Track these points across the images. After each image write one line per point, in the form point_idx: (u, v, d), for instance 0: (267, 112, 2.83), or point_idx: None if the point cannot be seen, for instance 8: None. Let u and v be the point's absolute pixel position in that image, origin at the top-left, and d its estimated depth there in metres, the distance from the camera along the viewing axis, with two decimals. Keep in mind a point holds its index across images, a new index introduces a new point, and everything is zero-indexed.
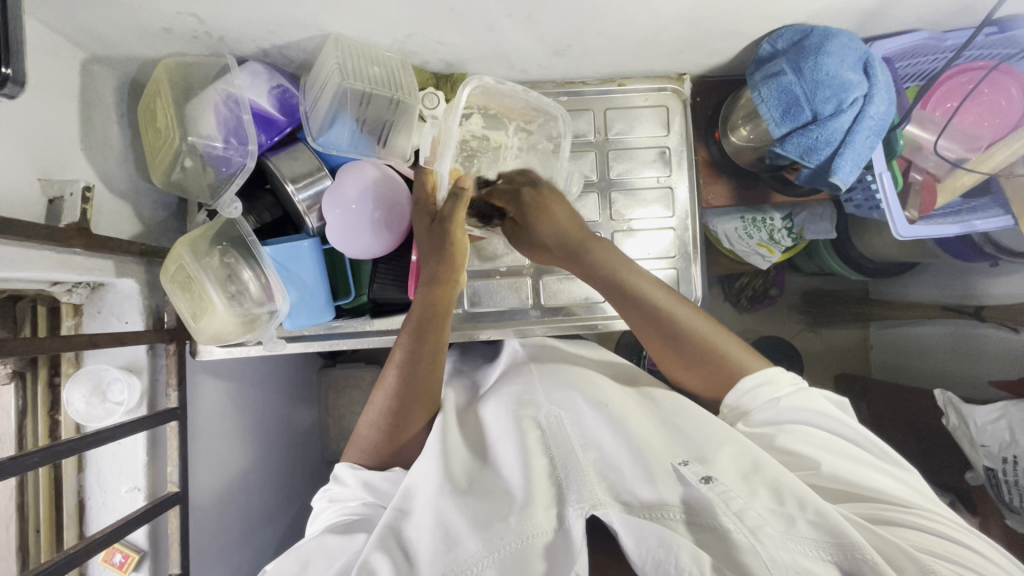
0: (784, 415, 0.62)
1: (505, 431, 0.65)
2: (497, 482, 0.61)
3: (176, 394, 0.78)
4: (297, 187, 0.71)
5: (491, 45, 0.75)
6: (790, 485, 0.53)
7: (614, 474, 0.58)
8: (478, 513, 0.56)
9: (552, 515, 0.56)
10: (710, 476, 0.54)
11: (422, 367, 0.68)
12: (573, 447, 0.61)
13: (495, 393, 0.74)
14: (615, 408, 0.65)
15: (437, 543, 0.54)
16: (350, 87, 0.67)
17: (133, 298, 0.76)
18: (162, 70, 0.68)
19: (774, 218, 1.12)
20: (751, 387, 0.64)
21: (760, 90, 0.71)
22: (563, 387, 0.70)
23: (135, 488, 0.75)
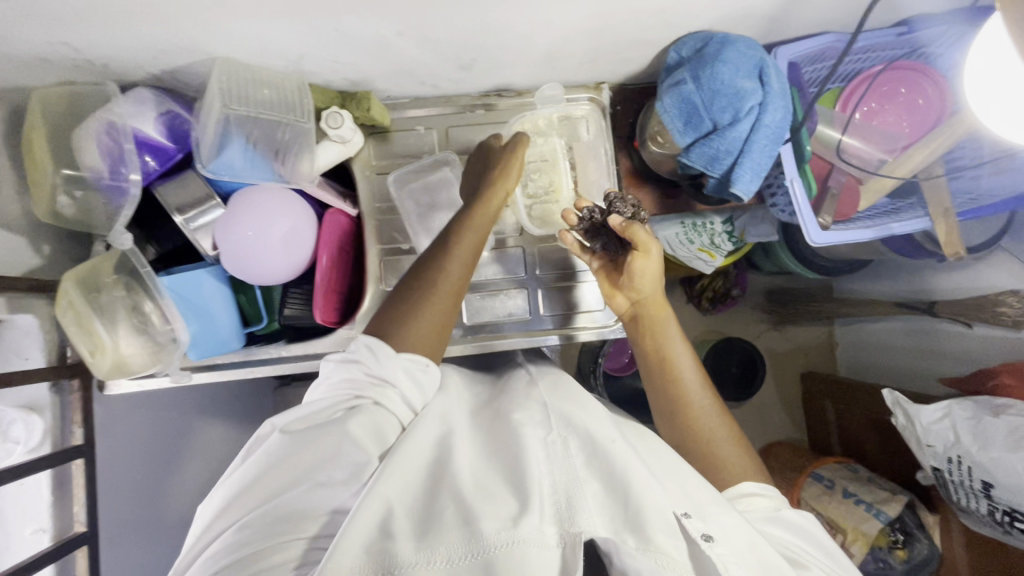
0: (780, 522, 0.61)
1: (517, 437, 0.58)
2: (501, 480, 0.54)
3: (82, 431, 0.77)
4: (186, 218, 0.69)
5: (391, 62, 0.73)
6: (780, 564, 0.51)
7: (621, 499, 0.52)
8: (482, 512, 0.50)
9: (551, 530, 0.50)
10: (711, 536, 0.50)
11: (460, 263, 0.69)
12: (577, 467, 0.55)
13: (513, 400, 0.66)
14: (625, 443, 0.56)
15: (418, 532, 0.49)
16: (231, 111, 0.67)
17: (32, 334, 0.73)
18: (37, 100, 0.65)
19: (714, 223, 1.11)
20: (750, 492, 0.63)
21: (661, 99, 0.69)
22: (575, 396, 0.64)
23: (41, 529, 0.73)
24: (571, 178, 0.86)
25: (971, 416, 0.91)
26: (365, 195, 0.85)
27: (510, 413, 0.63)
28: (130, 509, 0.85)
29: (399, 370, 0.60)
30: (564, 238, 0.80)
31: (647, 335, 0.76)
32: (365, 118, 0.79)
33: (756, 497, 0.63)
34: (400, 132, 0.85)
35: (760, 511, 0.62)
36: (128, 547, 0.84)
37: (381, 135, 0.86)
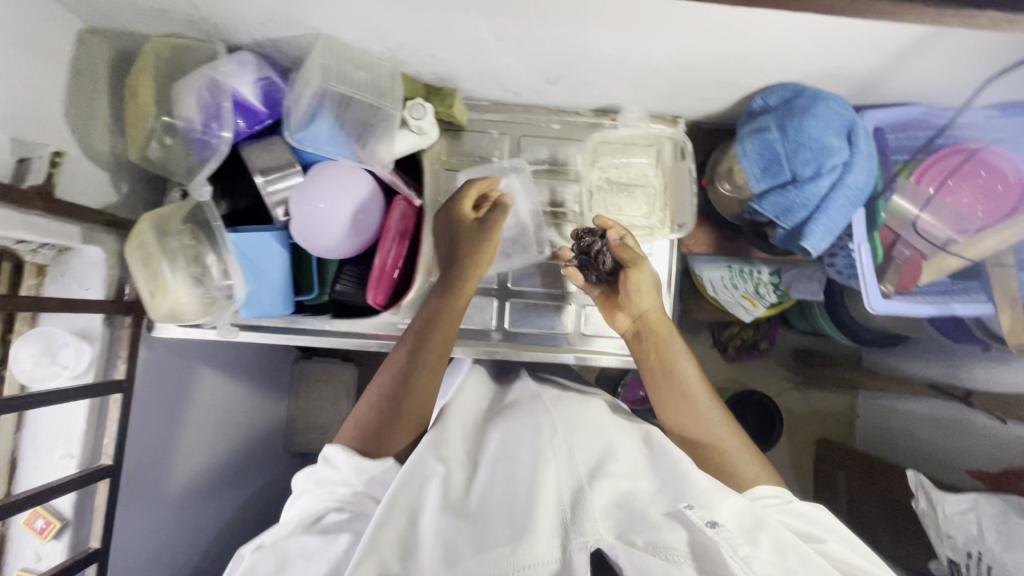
0: (795, 513, 0.61)
1: (518, 453, 0.63)
2: (504, 497, 0.58)
3: (126, 367, 0.79)
4: (266, 179, 0.71)
5: (483, 64, 0.75)
6: (793, 542, 0.53)
7: (623, 511, 0.55)
8: (477, 534, 0.53)
9: (555, 545, 0.54)
10: (716, 522, 0.52)
11: (431, 355, 0.69)
12: (580, 482, 0.58)
13: (504, 416, 0.70)
14: (626, 465, 0.62)
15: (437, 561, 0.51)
16: (330, 87, 0.69)
17: (98, 266, 0.76)
18: (150, 49, 0.68)
19: (762, 272, 1.11)
20: (765, 494, 0.63)
21: (743, 143, 0.70)
22: (577, 424, 0.68)
23: (69, 455, 0.75)
24: (663, 204, 0.87)
25: (998, 512, 0.88)
26: (430, 186, 0.87)
27: (504, 428, 0.67)
28: (154, 452, 0.87)
29: (362, 471, 0.60)
30: (571, 275, 0.79)
31: (652, 352, 0.75)
32: (445, 115, 0.81)
33: (769, 497, 0.63)
34: (474, 133, 0.87)
35: (774, 502, 0.62)
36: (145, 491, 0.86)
37: (456, 132, 0.87)
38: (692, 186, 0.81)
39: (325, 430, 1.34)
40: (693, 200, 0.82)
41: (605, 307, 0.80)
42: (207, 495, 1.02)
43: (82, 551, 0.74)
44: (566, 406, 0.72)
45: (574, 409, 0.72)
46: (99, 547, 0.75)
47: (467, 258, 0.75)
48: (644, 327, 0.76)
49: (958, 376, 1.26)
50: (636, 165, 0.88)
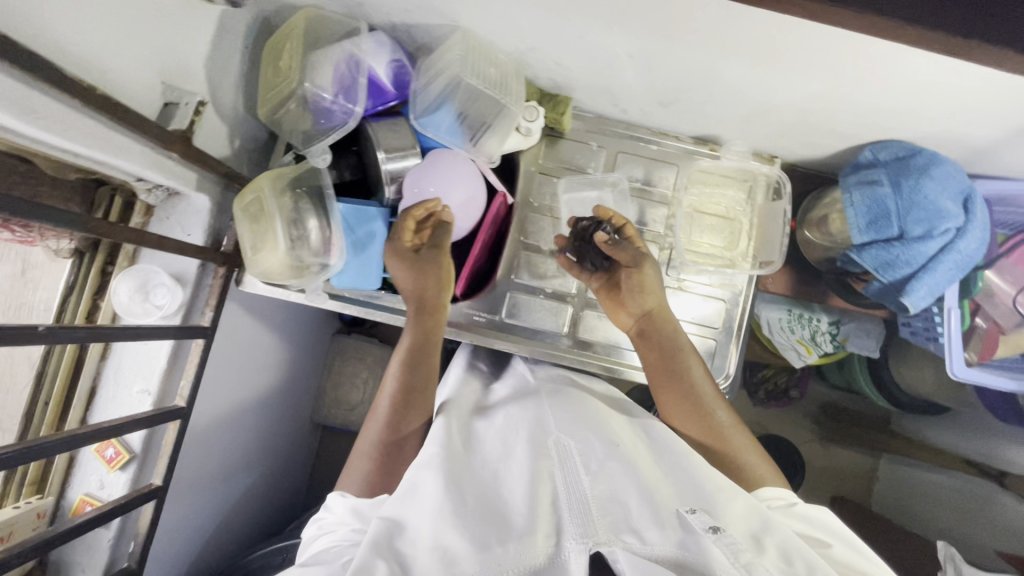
0: (796, 514, 0.65)
1: (512, 454, 0.66)
2: (502, 503, 0.61)
3: (212, 315, 0.81)
4: (388, 157, 0.74)
5: (603, 78, 0.77)
6: (799, 549, 0.55)
7: (620, 512, 0.58)
8: (477, 534, 0.56)
9: (551, 545, 0.56)
10: (718, 527, 0.55)
11: (416, 398, 0.72)
12: (583, 483, 0.61)
13: (500, 412, 0.74)
14: (626, 450, 0.65)
15: (433, 564, 0.54)
16: (464, 80, 0.71)
17: (201, 214, 0.78)
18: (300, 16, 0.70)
19: (820, 321, 1.12)
20: (769, 493, 0.67)
21: (850, 194, 0.71)
22: (577, 423, 0.69)
23: (145, 391, 0.77)
24: (749, 238, 0.88)
25: None
26: (523, 187, 0.89)
27: (502, 425, 0.71)
28: (203, 398, 0.88)
29: (357, 512, 0.64)
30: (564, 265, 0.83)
31: (653, 351, 0.77)
32: (553, 120, 0.83)
33: (769, 496, 0.67)
34: (573, 142, 0.89)
35: (778, 501, 0.66)
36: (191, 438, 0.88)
37: (555, 138, 0.89)
38: (784, 227, 0.82)
39: (353, 407, 1.35)
40: (782, 240, 0.82)
41: (605, 302, 0.81)
42: (235, 450, 1.04)
43: (145, 486, 0.76)
44: (562, 402, 0.75)
45: (568, 403, 0.75)
46: (161, 484, 0.77)
47: (428, 288, 0.73)
48: (647, 324, 0.78)
49: (993, 457, 1.26)
50: (726, 198, 0.89)
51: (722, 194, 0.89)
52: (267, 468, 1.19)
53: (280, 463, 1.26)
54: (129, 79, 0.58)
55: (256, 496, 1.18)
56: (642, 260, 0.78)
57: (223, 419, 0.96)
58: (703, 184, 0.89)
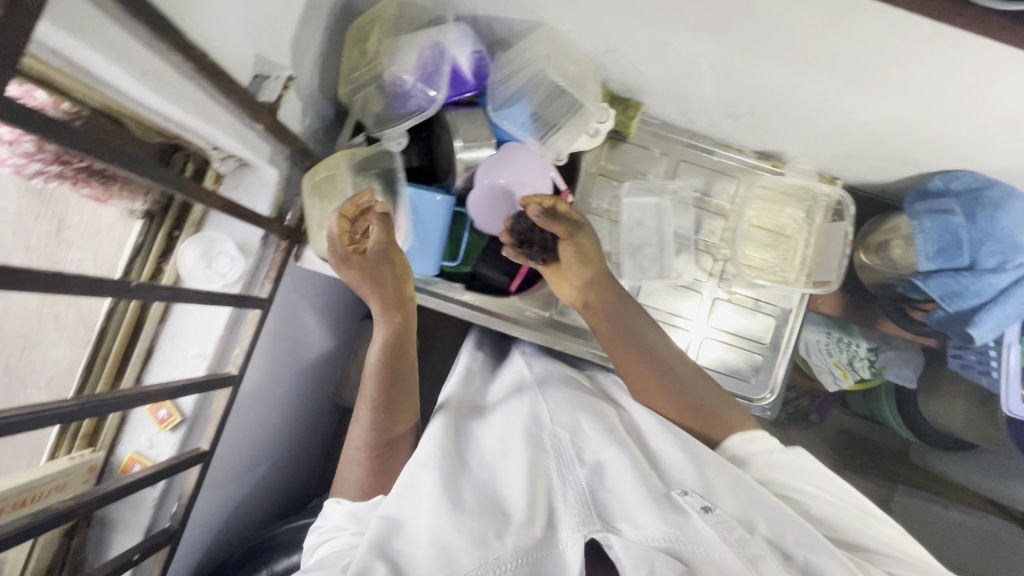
0: (778, 472, 0.66)
1: (512, 451, 0.64)
2: (497, 496, 0.60)
3: (270, 287, 0.82)
4: (464, 145, 0.75)
5: (678, 87, 0.78)
6: (785, 521, 0.57)
7: (614, 497, 0.59)
8: (474, 530, 0.55)
9: (547, 534, 0.57)
10: (709, 506, 0.57)
11: (397, 397, 0.72)
12: (577, 473, 0.61)
13: (498, 407, 0.73)
14: (619, 435, 0.66)
15: (434, 561, 0.54)
16: (547, 75, 0.75)
17: (268, 187, 0.79)
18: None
19: (859, 346, 1.12)
20: (749, 437, 0.68)
21: (920, 220, 0.72)
22: (570, 409, 0.69)
23: (200, 356, 0.78)
24: (804, 256, 0.88)
25: None
26: (582, 187, 0.89)
27: (500, 422, 0.69)
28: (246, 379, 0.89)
29: (353, 514, 0.65)
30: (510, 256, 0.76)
31: (602, 320, 0.75)
32: (622, 124, 0.83)
33: (749, 449, 0.67)
34: (635, 147, 0.89)
35: (765, 458, 0.67)
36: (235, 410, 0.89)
37: (618, 142, 0.90)
38: (845, 249, 0.81)
39: None
40: (841, 259, 0.82)
41: (545, 270, 0.77)
42: (266, 423, 1.04)
43: (192, 450, 0.77)
44: (553, 387, 0.75)
45: (555, 388, 0.74)
46: (207, 449, 0.78)
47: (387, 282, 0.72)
48: (591, 295, 0.75)
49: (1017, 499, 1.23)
50: (783, 215, 0.89)
51: (781, 211, 0.89)
52: (291, 444, 1.20)
53: (304, 441, 1.26)
54: (229, 50, 0.59)
55: (282, 471, 1.18)
56: (582, 228, 0.73)
57: (261, 392, 0.97)
58: (763, 198, 0.89)
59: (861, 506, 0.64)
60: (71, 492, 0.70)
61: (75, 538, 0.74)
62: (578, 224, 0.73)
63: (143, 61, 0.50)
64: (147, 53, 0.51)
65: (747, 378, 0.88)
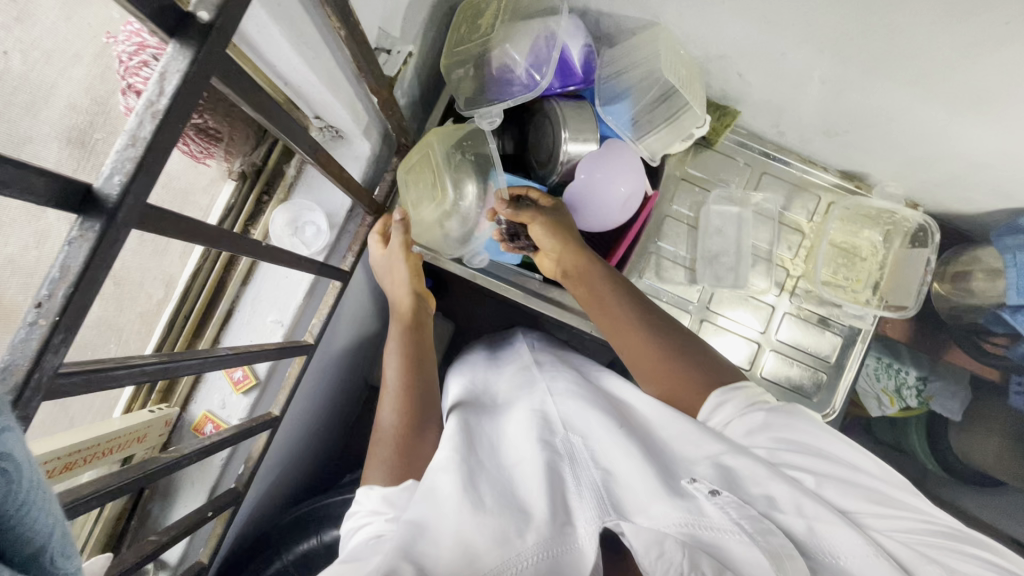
0: (775, 437, 0.62)
1: (527, 455, 0.65)
2: (515, 498, 0.60)
3: (351, 261, 0.82)
4: (570, 138, 0.73)
5: (779, 99, 0.78)
6: (795, 505, 0.55)
7: (629, 493, 0.59)
8: (495, 530, 0.55)
9: (569, 535, 0.55)
10: (717, 490, 0.56)
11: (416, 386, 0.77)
12: (590, 471, 0.62)
13: (510, 414, 0.76)
14: (626, 429, 0.67)
15: (456, 562, 0.53)
16: (664, 75, 0.71)
17: (360, 161, 0.79)
18: None
19: (907, 374, 1.13)
20: (728, 393, 0.66)
21: (1014, 253, 0.73)
22: (584, 411, 0.71)
23: (278, 322, 0.78)
24: (879, 279, 0.88)
25: None
26: (663, 189, 0.89)
27: (512, 430, 0.72)
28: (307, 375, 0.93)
29: (383, 499, 0.64)
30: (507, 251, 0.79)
31: (581, 287, 0.75)
32: (715, 130, 0.84)
33: (726, 418, 0.65)
34: (719, 155, 0.90)
35: (763, 431, 0.62)
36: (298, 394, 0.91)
37: (703, 148, 0.90)
38: (926, 277, 0.83)
39: None
40: (919, 291, 0.84)
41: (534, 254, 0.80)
42: (315, 397, 1.03)
43: (264, 414, 0.78)
44: (568, 390, 0.77)
45: (566, 391, 0.76)
46: (278, 415, 0.78)
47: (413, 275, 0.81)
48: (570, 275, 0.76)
49: None
50: (861, 236, 0.89)
51: (860, 233, 0.89)
52: (331, 421, 1.19)
53: (342, 420, 1.25)
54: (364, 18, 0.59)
55: (322, 446, 1.18)
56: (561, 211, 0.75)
57: (318, 365, 0.97)
58: (845, 217, 0.88)
59: (873, 470, 0.58)
60: (148, 444, 0.71)
61: (145, 490, 0.75)
62: (554, 208, 0.75)
63: (297, 23, 0.51)
64: (304, 15, 0.51)
65: (809, 395, 0.88)
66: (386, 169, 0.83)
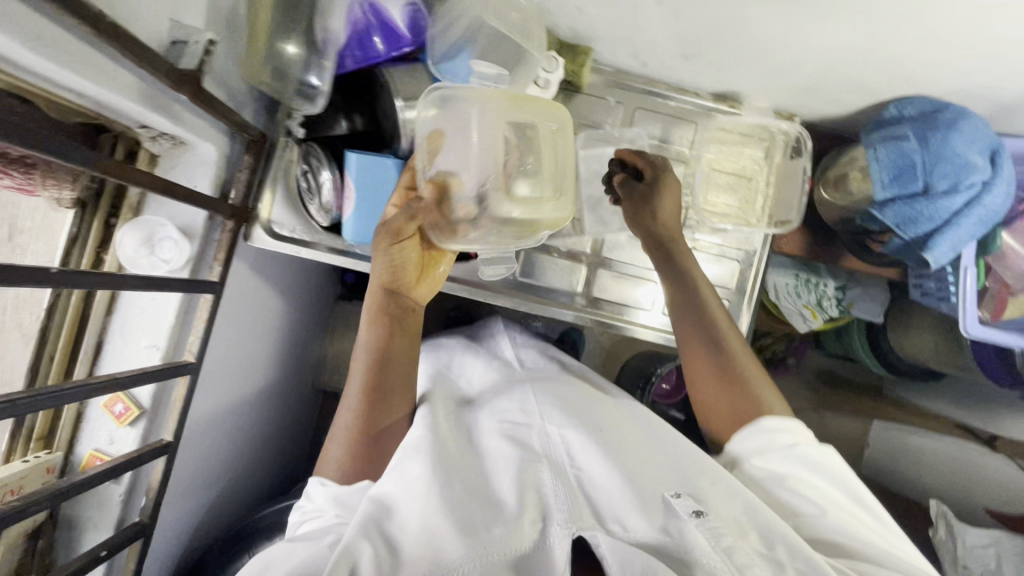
0: (795, 458, 0.65)
1: (504, 447, 0.66)
2: (487, 492, 0.62)
3: (220, 270, 0.78)
4: (405, 105, 0.72)
5: (626, 28, 0.75)
6: (782, 533, 0.58)
7: (605, 503, 0.61)
8: (464, 517, 0.56)
9: (534, 530, 0.57)
10: (701, 511, 0.58)
11: (387, 386, 0.69)
12: (565, 471, 0.64)
13: (489, 407, 0.75)
14: (609, 434, 0.69)
15: (421, 543, 0.54)
16: (486, 21, 0.70)
17: (207, 166, 0.75)
18: None
19: (826, 285, 1.12)
20: (772, 428, 0.67)
21: (876, 149, 0.71)
22: (559, 410, 0.72)
23: (154, 346, 0.75)
24: (766, 198, 0.86)
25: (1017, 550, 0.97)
26: None
27: (489, 418, 0.73)
28: (201, 390, 0.85)
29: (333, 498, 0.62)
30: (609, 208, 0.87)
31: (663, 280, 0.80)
32: (573, 72, 0.81)
33: (741, 444, 0.69)
34: (589, 97, 0.87)
35: (767, 456, 0.66)
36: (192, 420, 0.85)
37: (571, 93, 0.87)
38: (805, 185, 0.83)
39: None
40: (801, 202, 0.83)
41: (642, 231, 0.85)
42: (238, 413, 1.00)
43: (156, 441, 0.75)
44: (552, 386, 0.78)
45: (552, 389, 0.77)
46: (172, 439, 0.76)
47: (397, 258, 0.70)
48: (655, 243, 0.81)
49: None
50: (745, 157, 0.87)
51: (740, 152, 0.87)
52: (271, 435, 1.16)
53: (285, 431, 1.22)
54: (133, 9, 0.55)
55: (266, 458, 1.17)
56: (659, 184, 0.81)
57: (225, 385, 0.93)
58: (724, 141, 0.87)
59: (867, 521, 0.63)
60: None
61: (40, 541, 0.73)
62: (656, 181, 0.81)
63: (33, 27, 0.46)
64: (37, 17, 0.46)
65: None
66: (239, 169, 0.79)
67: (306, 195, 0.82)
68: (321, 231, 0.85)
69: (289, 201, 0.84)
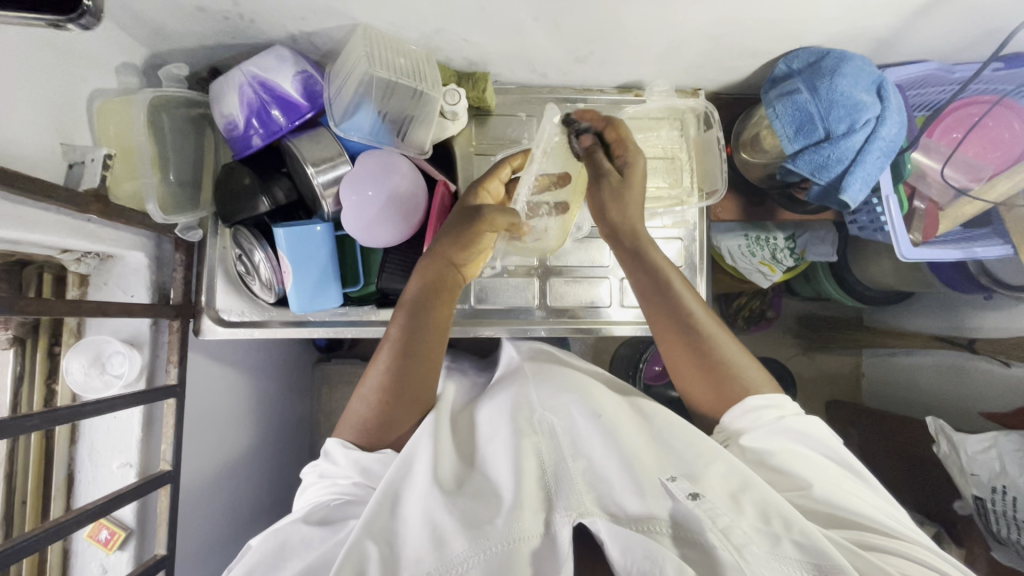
0: (790, 434, 0.64)
1: (500, 433, 0.65)
2: (486, 484, 0.61)
3: (176, 371, 0.77)
4: (317, 170, 0.74)
5: (515, 47, 0.77)
6: (777, 504, 0.55)
7: (602, 486, 0.59)
8: (468, 514, 0.56)
9: (540, 520, 0.56)
10: (697, 493, 0.55)
11: (418, 352, 0.68)
12: (563, 455, 0.62)
13: (490, 397, 0.74)
14: (609, 419, 0.64)
15: (425, 539, 0.54)
16: (375, 75, 0.69)
17: (141, 272, 0.74)
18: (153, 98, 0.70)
19: (776, 237, 1.13)
20: (759, 406, 0.66)
21: (774, 106, 0.74)
22: (558, 394, 0.69)
23: (127, 464, 0.74)
24: (691, 173, 0.88)
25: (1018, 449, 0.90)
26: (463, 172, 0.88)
27: (487, 413, 0.70)
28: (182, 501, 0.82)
29: (354, 462, 0.64)
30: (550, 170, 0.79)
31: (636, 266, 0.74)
32: (477, 99, 0.83)
33: (740, 421, 0.66)
34: (500, 117, 0.89)
35: (761, 433, 0.64)
36: (179, 545, 0.81)
37: (483, 117, 0.89)
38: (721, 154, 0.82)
39: None
40: (721, 168, 0.84)
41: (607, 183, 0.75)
42: (236, 506, 0.97)
43: (150, 557, 0.74)
44: (550, 372, 0.75)
45: (556, 372, 0.75)
46: (166, 552, 0.74)
47: (450, 241, 0.71)
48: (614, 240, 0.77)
49: (959, 326, 1.18)
50: (662, 141, 0.89)
51: (657, 136, 0.89)
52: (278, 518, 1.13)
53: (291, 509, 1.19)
54: (14, 145, 0.55)
55: None
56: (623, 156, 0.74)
57: (217, 478, 0.91)
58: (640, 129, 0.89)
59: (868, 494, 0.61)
60: None
61: None
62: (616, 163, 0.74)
63: None
64: None
65: None
66: (173, 267, 0.78)
67: (245, 277, 0.81)
68: (270, 306, 0.84)
69: (232, 286, 0.84)
